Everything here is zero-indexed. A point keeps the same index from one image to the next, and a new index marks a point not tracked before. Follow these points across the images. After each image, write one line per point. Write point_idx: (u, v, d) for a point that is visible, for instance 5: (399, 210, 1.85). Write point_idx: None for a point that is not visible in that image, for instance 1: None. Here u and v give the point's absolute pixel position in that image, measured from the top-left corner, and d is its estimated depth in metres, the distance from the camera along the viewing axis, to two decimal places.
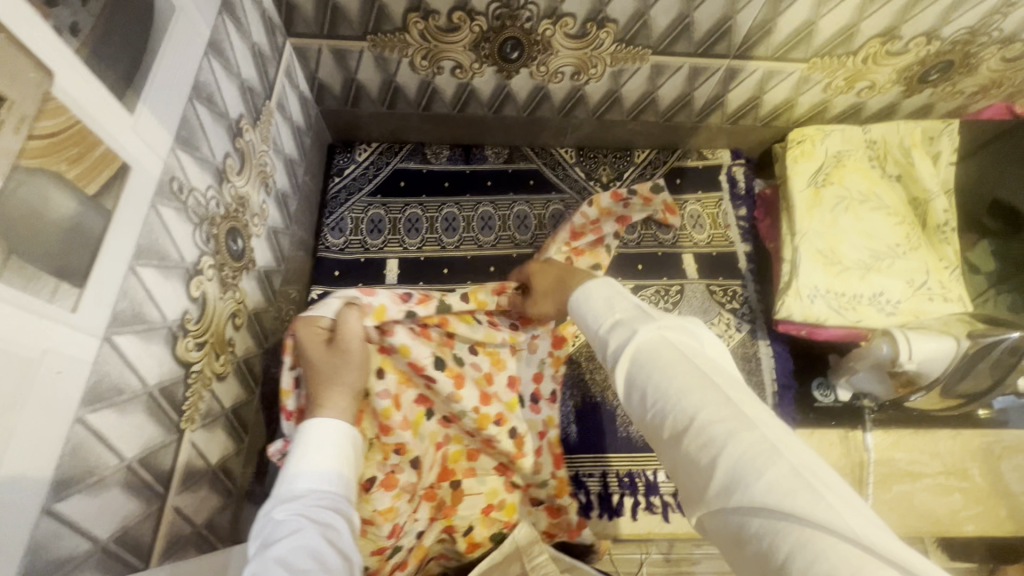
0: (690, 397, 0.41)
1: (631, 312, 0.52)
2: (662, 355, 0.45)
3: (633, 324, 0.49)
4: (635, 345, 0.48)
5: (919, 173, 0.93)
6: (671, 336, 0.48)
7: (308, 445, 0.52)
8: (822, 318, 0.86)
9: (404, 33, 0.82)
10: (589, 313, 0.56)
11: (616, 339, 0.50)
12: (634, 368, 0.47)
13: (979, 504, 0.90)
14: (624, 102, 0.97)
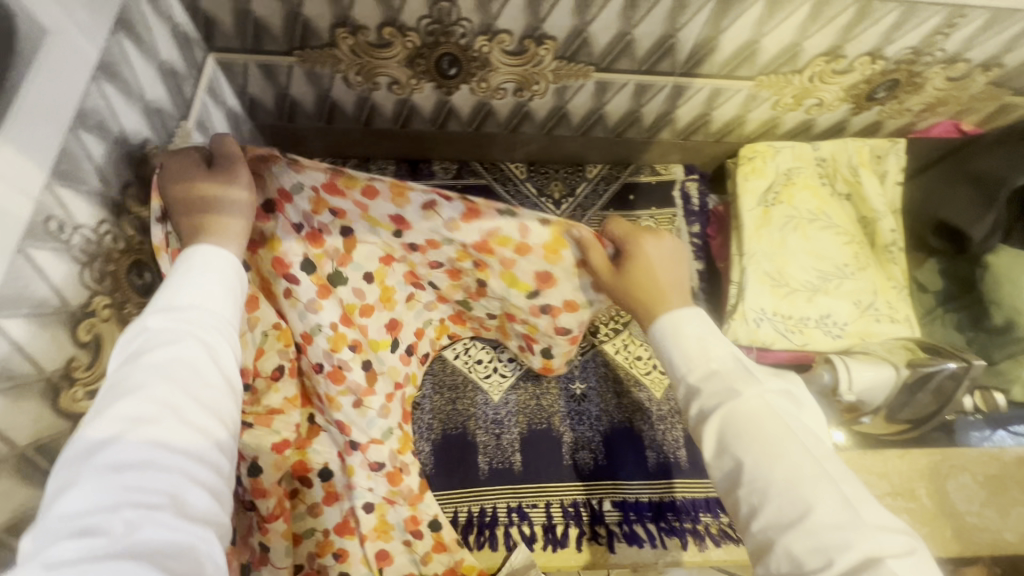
0: (803, 487, 0.43)
1: (728, 365, 0.52)
2: (763, 424, 0.47)
3: (733, 385, 0.50)
4: (732, 405, 0.49)
5: (866, 192, 0.92)
6: (763, 403, 0.49)
7: (194, 264, 0.48)
8: (768, 342, 0.84)
9: (333, 48, 0.78)
10: (674, 338, 0.55)
11: (710, 394, 0.51)
12: (726, 430, 0.48)
13: (926, 525, 0.90)
14: (571, 118, 0.94)
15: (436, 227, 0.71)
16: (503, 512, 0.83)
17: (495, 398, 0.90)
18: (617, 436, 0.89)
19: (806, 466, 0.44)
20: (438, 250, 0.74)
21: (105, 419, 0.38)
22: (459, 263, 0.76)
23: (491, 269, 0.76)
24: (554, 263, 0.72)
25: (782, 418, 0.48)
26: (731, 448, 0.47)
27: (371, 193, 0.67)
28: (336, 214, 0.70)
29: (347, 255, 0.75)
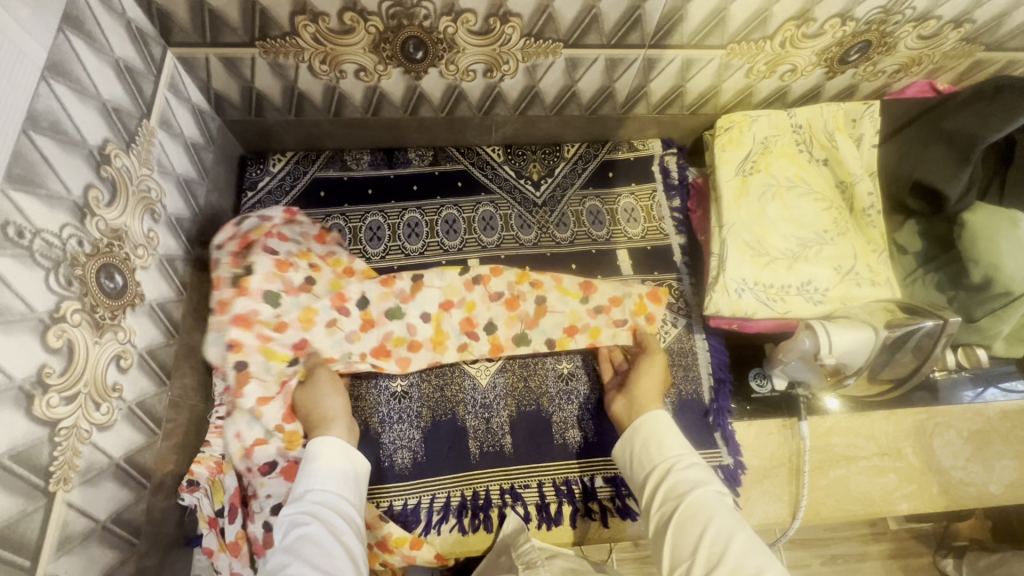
0: (750, 554, 0.54)
1: (695, 460, 0.67)
2: (718, 509, 0.60)
3: (703, 482, 0.64)
4: (696, 491, 0.62)
5: (844, 156, 0.92)
6: (718, 496, 0.62)
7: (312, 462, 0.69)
8: (751, 311, 0.85)
9: (295, 37, 0.76)
10: (657, 446, 0.70)
11: (679, 487, 0.64)
12: (691, 506, 0.61)
13: (913, 483, 0.91)
14: (544, 97, 0.93)
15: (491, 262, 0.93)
16: (496, 494, 0.84)
17: (482, 382, 0.90)
18: (606, 413, 0.90)
19: (741, 529, 0.57)
20: (500, 276, 0.93)
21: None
22: (517, 286, 0.92)
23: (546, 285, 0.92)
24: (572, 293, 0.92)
25: (728, 504, 0.61)
26: (693, 518, 0.60)
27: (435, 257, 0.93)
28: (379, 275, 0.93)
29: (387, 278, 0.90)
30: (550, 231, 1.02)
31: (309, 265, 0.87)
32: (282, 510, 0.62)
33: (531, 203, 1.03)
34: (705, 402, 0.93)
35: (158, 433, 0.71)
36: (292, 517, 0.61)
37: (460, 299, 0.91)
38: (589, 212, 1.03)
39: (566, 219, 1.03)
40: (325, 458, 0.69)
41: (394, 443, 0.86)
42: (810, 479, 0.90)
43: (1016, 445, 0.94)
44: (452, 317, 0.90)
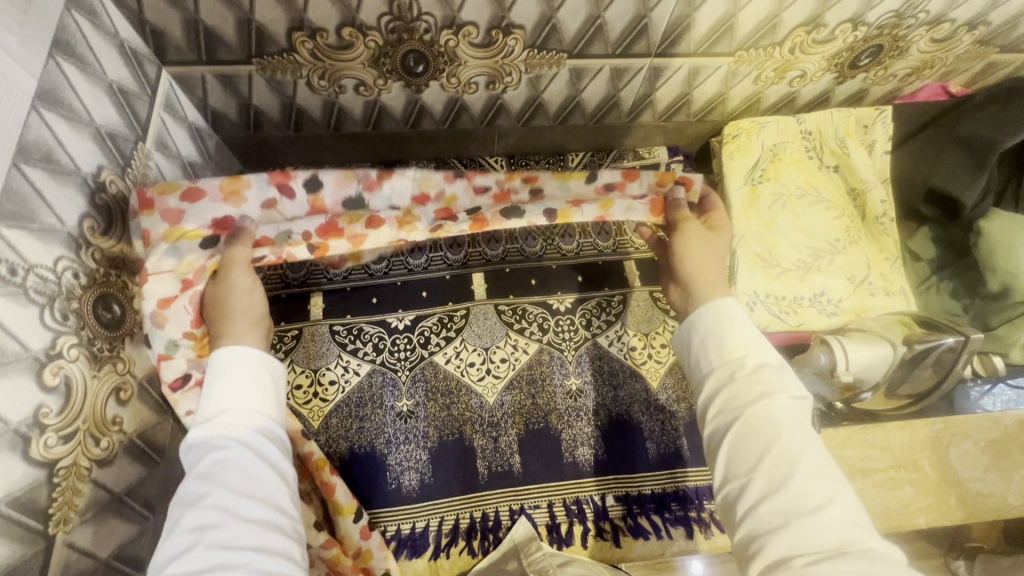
0: (816, 479, 0.47)
1: (773, 365, 0.55)
2: (794, 429, 0.50)
3: (777, 383, 0.53)
4: (769, 402, 0.51)
5: (855, 164, 0.90)
6: (793, 406, 0.52)
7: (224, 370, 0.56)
8: (763, 325, 0.83)
9: (292, 53, 0.74)
10: (728, 335, 0.57)
11: (750, 384, 0.53)
12: (761, 420, 0.51)
13: (930, 495, 0.90)
14: (548, 108, 0.91)
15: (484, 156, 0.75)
16: (505, 515, 0.83)
17: (490, 399, 0.88)
18: (616, 430, 0.88)
19: (825, 470, 0.48)
20: (486, 171, 0.73)
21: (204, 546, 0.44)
22: (510, 180, 0.73)
23: (542, 177, 0.73)
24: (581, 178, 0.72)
25: (804, 422, 0.51)
26: (759, 437, 0.50)
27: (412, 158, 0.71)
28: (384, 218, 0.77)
29: (346, 176, 0.69)
30: (556, 243, 1.00)
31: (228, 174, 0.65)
32: (187, 435, 0.51)
33: None
34: None
35: (160, 462, 0.70)
36: (205, 444, 0.50)
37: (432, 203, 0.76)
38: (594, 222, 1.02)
39: (571, 230, 1.01)
40: (232, 370, 0.55)
41: (400, 464, 0.84)
42: None
43: None
44: (428, 209, 0.74)
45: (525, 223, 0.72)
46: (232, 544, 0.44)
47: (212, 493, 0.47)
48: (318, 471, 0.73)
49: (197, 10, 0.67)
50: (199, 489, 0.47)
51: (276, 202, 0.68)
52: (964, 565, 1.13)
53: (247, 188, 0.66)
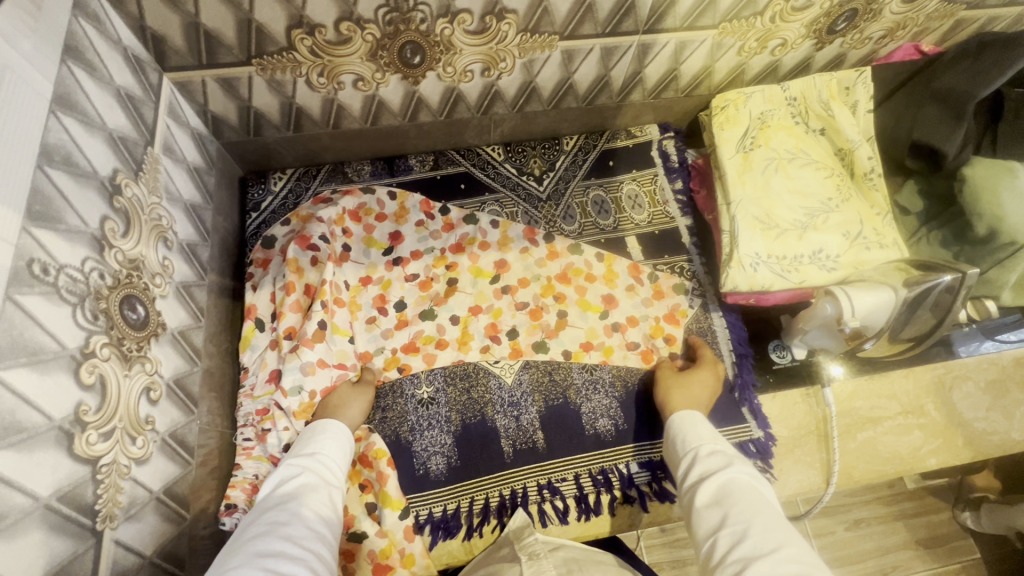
0: (767, 527, 0.55)
1: (728, 449, 0.69)
2: (749, 490, 0.60)
3: (729, 458, 0.66)
4: (726, 473, 0.63)
5: (840, 124, 0.93)
6: (747, 478, 0.63)
7: (322, 425, 0.76)
8: (767, 285, 0.86)
9: (292, 52, 0.75)
10: (688, 429, 0.73)
11: (707, 462, 0.67)
12: (722, 489, 0.62)
13: (939, 437, 0.93)
14: (542, 92, 0.93)
15: (528, 269, 0.97)
16: (534, 491, 0.84)
17: (508, 379, 0.90)
18: (634, 398, 0.90)
19: (779, 523, 0.56)
20: (526, 287, 0.96)
21: (252, 556, 0.51)
22: (542, 298, 0.95)
23: (568, 299, 0.96)
24: (613, 287, 0.97)
25: (762, 488, 0.62)
26: (721, 500, 0.60)
27: (484, 247, 0.99)
28: (449, 271, 0.97)
29: (419, 254, 0.98)
30: (558, 225, 1.03)
31: (342, 234, 0.96)
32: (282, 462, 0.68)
33: (536, 199, 1.04)
34: (730, 377, 0.93)
35: (192, 463, 0.70)
36: (288, 482, 0.64)
37: (488, 305, 0.94)
38: (593, 202, 1.04)
39: (572, 211, 1.04)
40: (332, 431, 0.75)
41: (427, 450, 0.85)
42: (840, 444, 0.91)
43: None
44: (479, 321, 0.93)
45: (567, 289, 0.96)
46: (279, 563, 0.50)
47: (286, 523, 0.56)
48: (376, 460, 0.82)
49: (197, 13, 0.67)
50: (279, 519, 0.57)
51: (369, 270, 0.95)
52: (969, 512, 1.16)
53: (362, 237, 0.97)
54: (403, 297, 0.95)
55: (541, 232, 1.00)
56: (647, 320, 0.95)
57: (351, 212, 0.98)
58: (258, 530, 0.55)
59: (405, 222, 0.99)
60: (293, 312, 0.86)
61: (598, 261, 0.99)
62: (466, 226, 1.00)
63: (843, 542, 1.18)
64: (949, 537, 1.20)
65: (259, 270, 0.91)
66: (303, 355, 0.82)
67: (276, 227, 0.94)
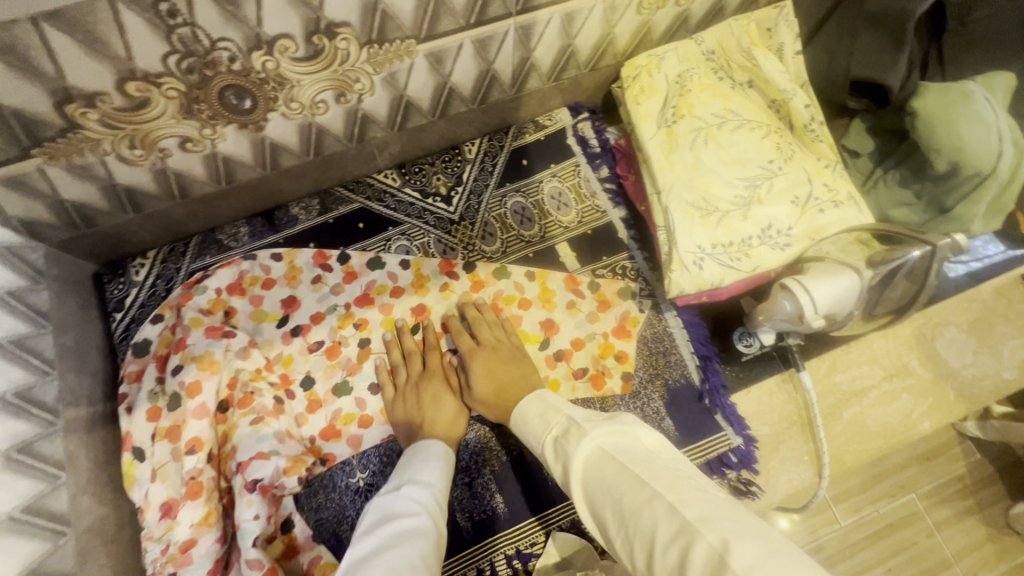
0: (626, 506, 0.47)
1: (563, 428, 0.58)
2: (603, 470, 0.51)
3: (567, 447, 0.56)
4: (578, 462, 0.54)
5: (767, 73, 0.80)
6: (602, 442, 0.53)
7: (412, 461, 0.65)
8: (717, 281, 0.74)
9: (78, 129, 0.59)
10: (527, 428, 0.63)
11: (558, 466, 0.57)
12: (585, 490, 0.52)
13: (929, 398, 0.85)
14: (419, 104, 0.78)
15: (452, 308, 0.87)
16: (502, 564, 0.75)
17: None
18: None
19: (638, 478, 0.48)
20: (452, 330, 0.85)
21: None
22: (472, 340, 0.85)
23: (502, 334, 0.85)
24: (552, 309, 0.87)
25: (606, 448, 0.52)
26: (596, 508, 0.51)
27: (397, 293, 0.87)
28: (360, 329, 0.85)
29: (322, 317, 0.85)
30: (477, 247, 0.90)
31: (224, 317, 0.82)
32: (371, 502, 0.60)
33: (447, 222, 0.91)
34: (697, 384, 0.84)
35: None
36: (388, 516, 0.57)
37: (411, 362, 0.83)
38: (513, 212, 0.91)
39: (491, 228, 0.91)
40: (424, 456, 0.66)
41: None
42: (825, 428, 0.83)
43: (1017, 322, 0.89)
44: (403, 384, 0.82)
45: (501, 322, 0.86)
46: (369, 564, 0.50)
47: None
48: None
49: None
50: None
51: (265, 348, 0.82)
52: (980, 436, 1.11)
53: (243, 313, 0.83)
54: (309, 371, 0.82)
55: (460, 262, 0.89)
56: (595, 339, 0.85)
57: (232, 284, 0.84)
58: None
59: (300, 283, 0.86)
60: (197, 418, 0.72)
61: (530, 281, 0.88)
62: (374, 272, 0.87)
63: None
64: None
65: (133, 386, 0.76)
66: (256, 439, 0.71)
67: (145, 326, 0.79)
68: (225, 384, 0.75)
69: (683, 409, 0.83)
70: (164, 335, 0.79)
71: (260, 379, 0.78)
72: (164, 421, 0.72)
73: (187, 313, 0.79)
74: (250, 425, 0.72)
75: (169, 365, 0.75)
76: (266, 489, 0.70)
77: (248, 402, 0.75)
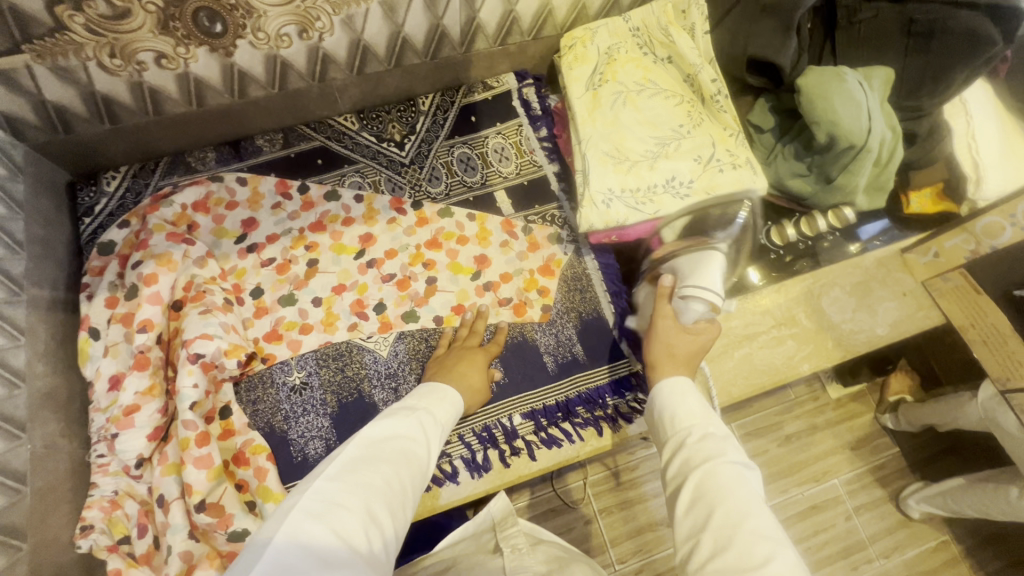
0: (746, 533, 0.47)
1: (721, 432, 0.57)
2: (738, 490, 0.50)
3: (722, 447, 0.55)
4: (715, 462, 0.53)
5: (681, 49, 0.93)
6: (742, 469, 0.53)
7: (433, 403, 0.67)
8: (623, 219, 0.86)
9: (65, 32, 0.68)
10: (677, 406, 0.61)
11: (693, 451, 0.56)
12: (704, 486, 0.52)
13: (811, 344, 0.97)
14: (375, 50, 0.89)
15: (397, 239, 0.96)
16: None
17: (383, 352, 0.88)
18: (512, 352, 0.91)
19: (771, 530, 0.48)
20: (394, 258, 0.95)
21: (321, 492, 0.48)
22: (411, 268, 0.94)
23: (439, 264, 0.95)
24: (486, 247, 0.97)
25: (752, 480, 0.52)
26: (703, 499, 0.51)
27: (348, 223, 0.96)
28: (310, 251, 0.94)
29: (276, 237, 0.93)
30: (423, 188, 1.00)
31: (187, 229, 0.91)
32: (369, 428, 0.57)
33: (398, 164, 1.01)
34: (608, 320, 0.94)
35: (25, 489, 0.66)
36: (392, 433, 0.57)
37: (353, 282, 0.92)
38: (458, 161, 1.02)
39: (438, 172, 1.01)
40: (432, 402, 0.67)
41: (303, 436, 0.82)
42: (719, 364, 0.94)
43: (893, 287, 1.02)
44: (344, 299, 0.91)
45: (440, 253, 0.96)
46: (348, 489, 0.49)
47: (350, 505, 0.47)
48: (253, 455, 0.79)
49: None
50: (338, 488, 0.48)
51: (222, 260, 0.91)
52: (888, 413, 1.22)
53: (204, 228, 0.92)
54: (260, 283, 0.90)
55: (408, 200, 0.99)
56: (521, 274, 0.95)
57: (198, 203, 0.93)
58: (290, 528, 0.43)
59: (260, 207, 0.95)
60: (151, 304, 0.80)
61: (470, 221, 0.98)
62: (328, 203, 0.96)
63: (776, 458, 1.24)
64: (867, 436, 1.26)
65: (95, 279, 0.85)
66: (201, 326, 0.79)
67: (112, 230, 0.88)
68: (180, 282, 0.83)
69: (594, 340, 0.92)
70: (128, 238, 0.87)
71: (214, 283, 0.86)
72: (120, 307, 0.81)
73: (152, 220, 0.88)
74: (197, 314, 0.80)
75: (131, 261, 0.84)
76: (208, 367, 0.78)
77: (199, 298, 0.82)
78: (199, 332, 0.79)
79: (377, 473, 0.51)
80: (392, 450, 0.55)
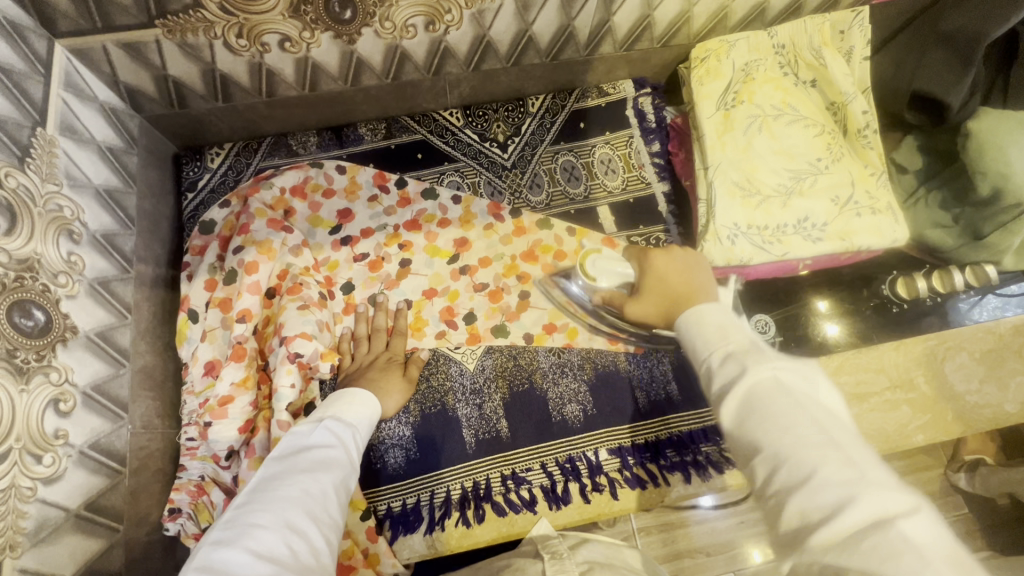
0: (805, 451, 0.37)
1: (745, 344, 0.46)
2: (778, 401, 0.40)
3: (746, 360, 0.43)
4: (748, 380, 0.42)
5: (832, 74, 0.83)
6: (784, 379, 0.41)
7: (342, 405, 0.68)
8: (746, 258, 0.78)
9: (199, 9, 0.65)
10: (695, 331, 0.50)
11: (721, 377, 0.44)
12: (742, 407, 0.41)
13: (927, 413, 0.88)
14: (498, 47, 0.83)
15: (492, 246, 0.92)
16: (498, 482, 0.81)
17: (470, 366, 0.85)
18: (602, 382, 0.86)
19: (831, 436, 0.38)
20: (488, 267, 0.91)
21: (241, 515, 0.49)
22: (504, 279, 0.90)
23: (534, 279, 0.90)
24: None
25: (795, 387, 0.41)
26: (744, 424, 0.41)
27: (443, 224, 0.92)
28: (404, 250, 0.90)
29: (370, 232, 0.91)
30: (523, 195, 0.95)
31: (284, 214, 0.89)
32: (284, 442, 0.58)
33: (500, 167, 0.96)
34: None
35: (124, 471, 0.66)
36: (304, 445, 0.58)
37: (445, 288, 0.89)
38: (562, 169, 0.96)
39: (539, 180, 0.96)
40: (353, 404, 0.69)
41: (385, 442, 0.81)
42: None
43: None
44: (434, 305, 0.88)
45: (536, 267, 0.91)
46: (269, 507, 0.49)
47: (264, 523, 0.47)
48: None
49: None
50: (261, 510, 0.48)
51: (316, 250, 0.89)
52: None
53: (300, 215, 0.90)
54: (351, 279, 0.88)
55: (507, 206, 0.93)
56: None
57: (297, 188, 0.90)
58: (204, 558, 0.44)
59: (357, 198, 0.92)
60: (251, 293, 0.79)
61: (570, 235, 0.92)
62: (426, 201, 0.93)
63: None
64: None
65: (196, 259, 0.84)
66: (297, 321, 0.77)
67: (214, 209, 0.87)
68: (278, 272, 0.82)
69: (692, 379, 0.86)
70: (228, 219, 0.86)
71: (308, 275, 0.84)
72: (219, 292, 0.80)
73: (253, 203, 0.86)
74: (294, 308, 0.79)
75: (232, 245, 0.82)
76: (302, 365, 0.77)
77: (296, 291, 0.80)
78: (295, 328, 0.77)
79: (298, 486, 0.52)
80: (312, 462, 0.56)
